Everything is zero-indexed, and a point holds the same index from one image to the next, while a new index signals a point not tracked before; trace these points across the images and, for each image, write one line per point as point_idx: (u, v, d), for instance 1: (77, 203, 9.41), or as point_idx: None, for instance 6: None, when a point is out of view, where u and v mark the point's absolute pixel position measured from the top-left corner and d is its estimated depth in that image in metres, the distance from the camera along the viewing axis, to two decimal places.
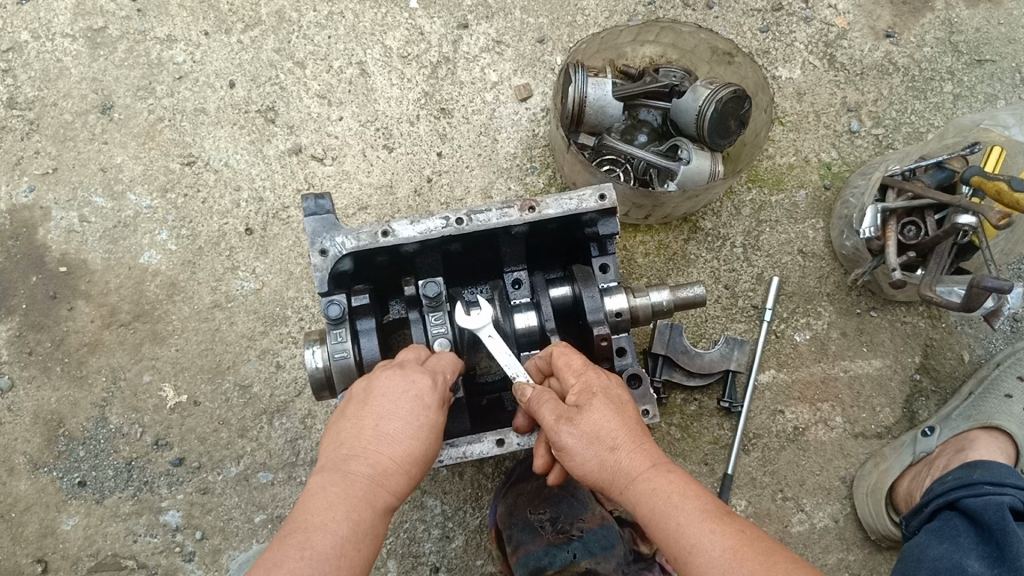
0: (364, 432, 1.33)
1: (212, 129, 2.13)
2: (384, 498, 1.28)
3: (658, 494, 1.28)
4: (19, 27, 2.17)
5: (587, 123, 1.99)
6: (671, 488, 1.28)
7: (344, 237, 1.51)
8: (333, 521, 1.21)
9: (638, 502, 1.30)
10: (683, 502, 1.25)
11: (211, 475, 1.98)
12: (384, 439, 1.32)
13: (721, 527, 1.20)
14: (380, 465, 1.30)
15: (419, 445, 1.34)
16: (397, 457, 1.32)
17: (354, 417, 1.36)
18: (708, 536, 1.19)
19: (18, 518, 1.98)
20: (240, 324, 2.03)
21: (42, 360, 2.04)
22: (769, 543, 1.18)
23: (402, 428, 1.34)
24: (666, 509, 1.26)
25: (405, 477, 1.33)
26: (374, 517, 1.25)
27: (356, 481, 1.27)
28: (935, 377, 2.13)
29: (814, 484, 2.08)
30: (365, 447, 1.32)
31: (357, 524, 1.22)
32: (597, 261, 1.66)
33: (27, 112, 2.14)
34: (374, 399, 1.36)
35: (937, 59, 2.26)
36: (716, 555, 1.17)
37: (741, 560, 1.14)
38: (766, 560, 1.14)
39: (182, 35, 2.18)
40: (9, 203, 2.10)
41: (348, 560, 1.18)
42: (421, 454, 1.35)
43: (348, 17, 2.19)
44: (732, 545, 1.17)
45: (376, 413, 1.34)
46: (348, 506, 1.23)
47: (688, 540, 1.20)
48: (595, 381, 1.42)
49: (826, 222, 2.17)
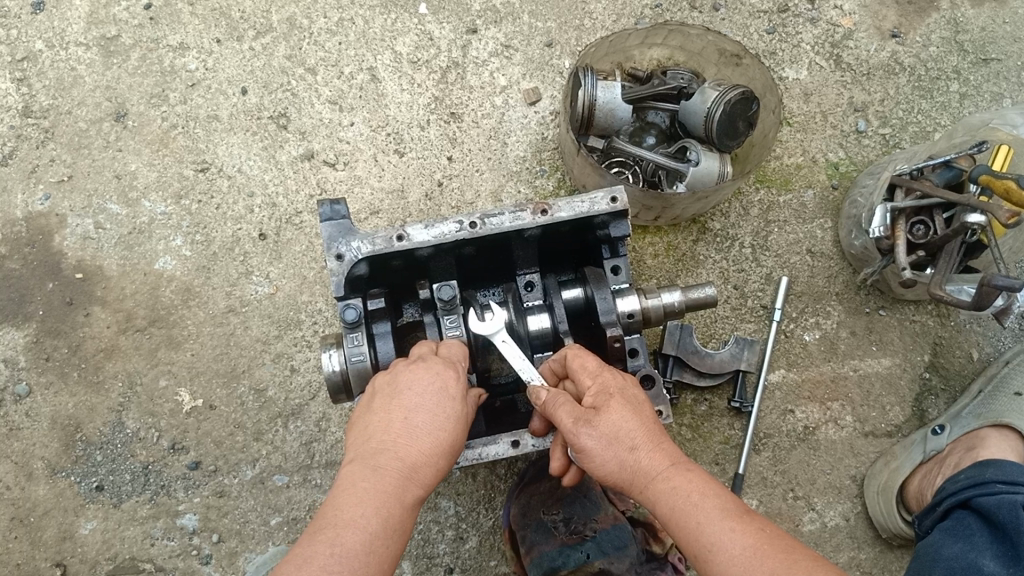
0: (391, 425, 1.35)
1: (225, 135, 2.15)
2: (413, 490, 1.30)
3: (677, 493, 1.30)
4: (33, 36, 2.19)
5: (597, 127, 2.00)
6: (690, 487, 1.30)
7: (360, 242, 1.54)
8: (362, 516, 1.23)
9: (658, 502, 1.31)
10: (702, 501, 1.27)
11: (227, 478, 2.00)
12: (411, 432, 1.34)
13: (740, 525, 1.22)
14: (408, 457, 1.32)
15: (445, 434, 1.36)
16: (425, 448, 1.34)
17: (382, 411, 1.37)
18: (727, 534, 1.21)
19: (37, 522, 2.00)
20: (255, 328, 2.05)
21: (59, 366, 2.06)
22: (787, 540, 1.20)
23: (429, 420, 1.35)
24: (686, 508, 1.27)
25: (434, 468, 1.34)
26: (403, 510, 1.27)
27: (385, 474, 1.29)
28: (944, 375, 2.14)
29: (825, 483, 2.10)
30: (392, 440, 1.33)
31: (387, 518, 1.24)
32: (609, 262, 1.68)
33: (42, 120, 2.16)
34: (402, 394, 1.38)
35: (943, 58, 2.27)
36: (737, 553, 1.18)
37: (760, 559, 1.16)
38: (786, 557, 1.16)
39: (194, 42, 2.20)
40: (26, 211, 2.12)
41: (377, 555, 1.21)
42: (448, 443, 1.36)
43: (359, 24, 2.21)
44: (751, 543, 1.19)
45: (403, 406, 1.36)
46: (377, 500, 1.25)
47: (707, 538, 1.22)
48: (612, 382, 1.44)
49: (835, 222, 2.19)
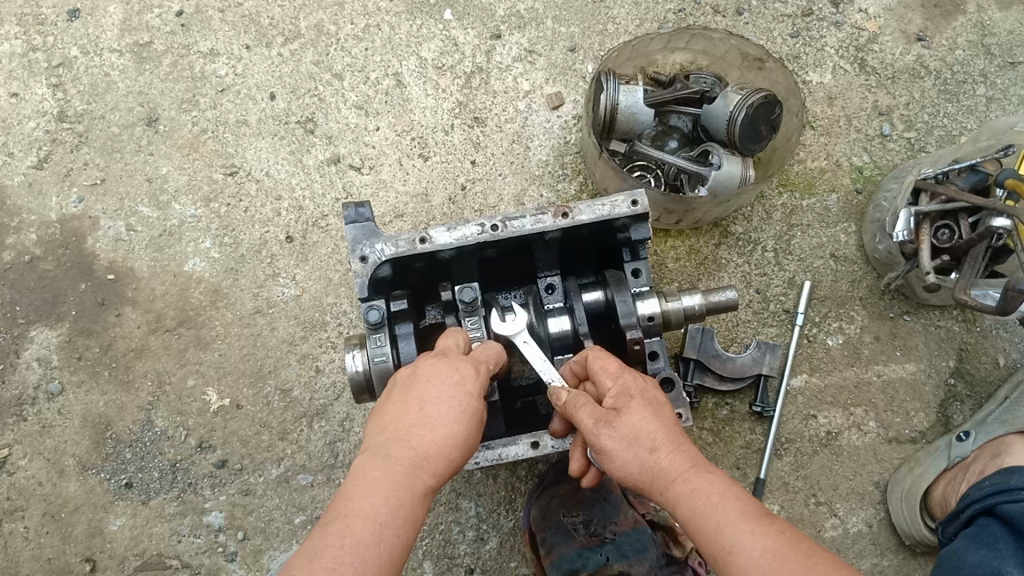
0: (405, 417, 1.37)
1: (253, 139, 2.19)
2: (424, 481, 1.31)
3: (696, 495, 1.30)
4: (69, 43, 2.25)
5: (619, 131, 2.02)
6: (710, 488, 1.30)
7: (384, 244, 1.57)
8: (373, 505, 1.25)
9: (677, 503, 1.32)
10: (722, 503, 1.27)
11: (253, 477, 2.03)
12: (424, 423, 1.36)
13: (760, 528, 1.22)
14: (419, 448, 1.34)
15: (457, 426, 1.37)
16: (437, 440, 1.35)
17: (397, 403, 1.39)
18: (747, 537, 1.21)
19: (68, 518, 2.04)
20: (281, 330, 2.08)
21: (91, 365, 2.10)
22: (808, 543, 1.20)
23: (442, 412, 1.37)
24: (706, 511, 1.27)
25: (446, 460, 1.35)
26: (414, 500, 1.29)
27: (397, 464, 1.31)
28: (970, 381, 2.12)
29: (848, 489, 2.09)
30: (405, 432, 1.35)
31: (398, 507, 1.26)
32: (630, 265, 1.69)
33: (76, 125, 2.21)
34: (417, 387, 1.40)
35: (969, 62, 2.25)
36: (755, 555, 1.19)
37: (779, 562, 1.17)
38: (805, 561, 1.16)
39: (224, 49, 2.25)
40: (60, 214, 2.16)
41: (387, 545, 1.22)
42: (461, 436, 1.38)
43: (385, 30, 2.24)
44: (771, 546, 1.19)
45: (416, 398, 1.38)
46: (388, 489, 1.27)
47: (727, 541, 1.23)
48: (632, 384, 1.45)
49: (858, 226, 2.18)
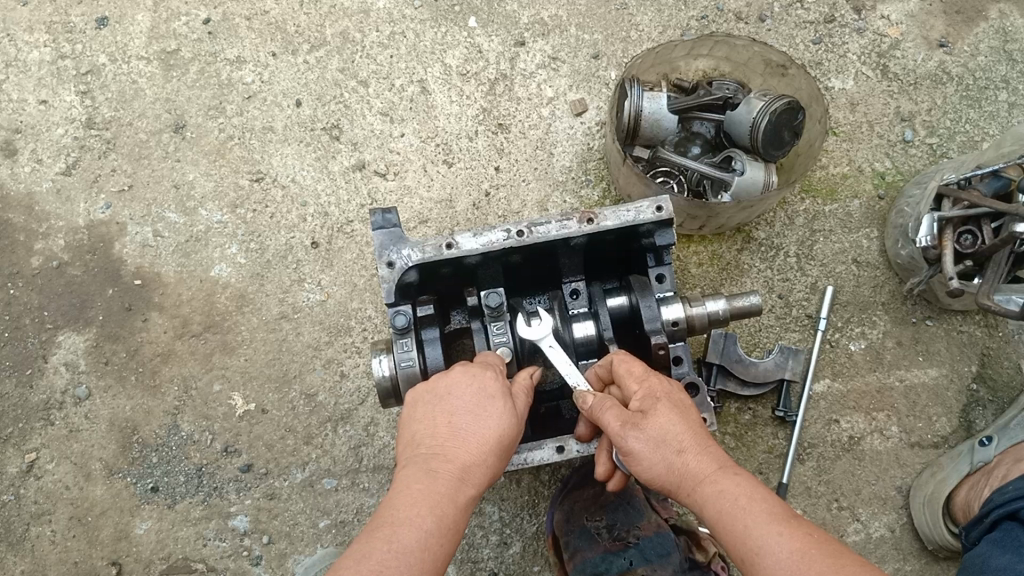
0: (442, 429, 1.39)
1: (280, 146, 2.21)
2: (466, 490, 1.32)
3: (724, 497, 1.30)
4: (97, 50, 2.28)
5: (642, 137, 2.03)
6: (738, 490, 1.30)
7: (410, 250, 1.57)
8: (416, 514, 1.26)
9: (704, 504, 1.32)
10: (749, 505, 1.27)
11: (278, 481, 2.05)
12: (461, 433, 1.37)
13: (788, 529, 1.23)
14: (459, 458, 1.35)
15: (494, 434, 1.38)
16: (474, 447, 1.37)
17: (431, 415, 1.41)
18: (774, 538, 1.22)
19: (94, 521, 2.06)
20: (307, 335, 2.10)
21: (118, 370, 2.12)
22: (835, 546, 1.21)
23: (478, 421, 1.39)
24: (733, 511, 1.28)
25: (486, 468, 1.37)
26: (456, 509, 1.30)
27: (437, 475, 1.32)
28: (992, 386, 2.12)
29: (870, 494, 2.09)
30: (443, 443, 1.37)
31: (441, 515, 1.27)
32: (654, 271, 1.70)
33: (104, 132, 2.24)
34: (454, 397, 1.41)
35: (991, 68, 2.26)
36: (783, 556, 1.19)
37: (806, 563, 1.17)
38: (834, 562, 1.16)
39: (250, 56, 2.26)
40: (87, 219, 2.18)
41: (432, 552, 1.23)
42: (499, 443, 1.39)
43: (410, 37, 2.26)
44: (799, 548, 1.20)
45: (451, 409, 1.40)
46: (430, 499, 1.28)
47: (755, 542, 1.23)
48: (659, 387, 1.46)
49: (881, 231, 2.18)
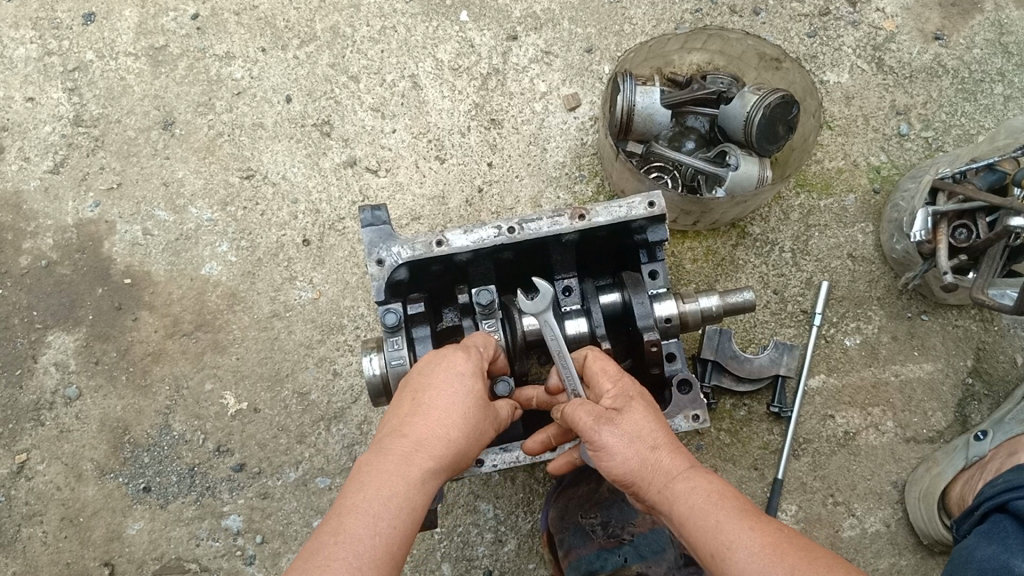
0: (402, 411, 1.38)
1: (270, 142, 2.19)
2: (421, 467, 1.30)
3: (695, 494, 1.29)
4: (84, 47, 2.25)
5: (635, 132, 2.00)
6: (710, 487, 1.29)
7: (400, 247, 1.56)
8: (367, 498, 1.23)
9: (676, 501, 1.30)
10: (721, 501, 1.26)
11: (271, 480, 2.03)
12: (419, 412, 1.36)
13: (759, 524, 1.21)
14: (415, 436, 1.33)
15: (455, 410, 1.36)
16: (432, 426, 1.34)
17: (394, 402, 1.41)
18: (746, 532, 1.20)
19: (86, 522, 2.04)
20: (299, 333, 2.08)
21: (108, 369, 2.10)
22: (806, 541, 1.20)
23: (437, 398, 1.37)
24: (705, 507, 1.26)
25: (445, 443, 1.34)
26: (411, 487, 1.27)
27: (391, 455, 1.30)
28: (987, 381, 2.11)
29: (866, 489, 2.09)
30: (401, 424, 1.35)
31: (393, 497, 1.24)
32: (646, 267, 1.68)
33: (92, 129, 2.21)
34: (413, 381, 1.41)
35: (987, 61, 2.25)
36: (756, 548, 1.17)
37: (778, 557, 1.15)
38: (805, 555, 1.15)
39: (240, 52, 2.24)
40: (76, 218, 2.16)
41: (385, 534, 1.20)
42: (460, 418, 1.37)
43: (401, 32, 2.24)
44: (770, 541, 1.18)
45: (412, 392, 1.39)
46: (382, 481, 1.26)
47: (726, 536, 1.21)
48: (633, 387, 1.45)
49: (876, 226, 2.18)
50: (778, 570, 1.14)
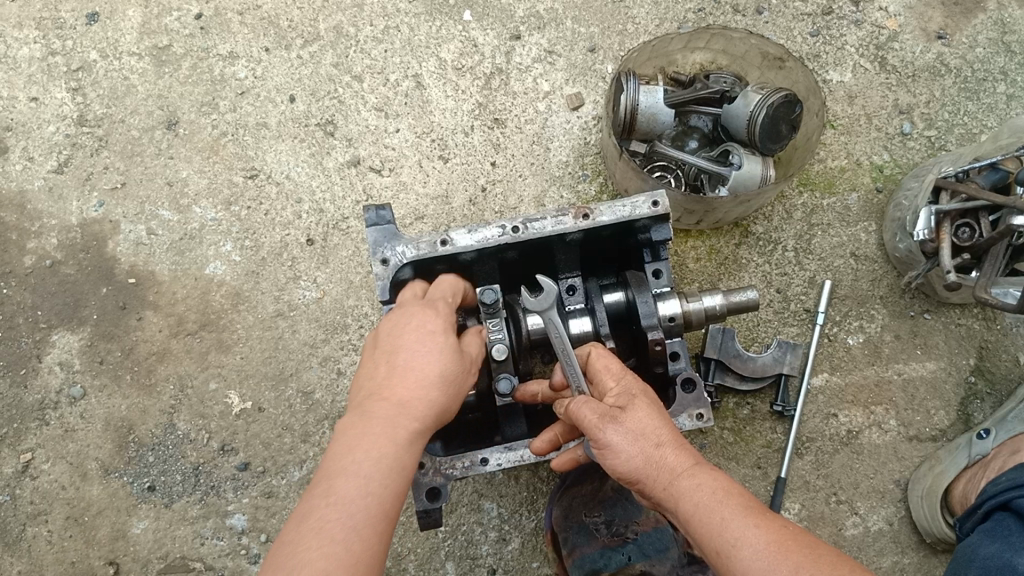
0: (379, 371, 1.37)
1: (274, 142, 2.19)
2: (406, 427, 1.30)
3: (701, 490, 1.29)
4: (88, 46, 2.25)
5: (639, 131, 2.01)
6: (715, 484, 1.30)
7: (404, 246, 1.56)
8: (355, 463, 1.23)
9: (681, 498, 1.30)
10: (726, 498, 1.26)
11: (275, 479, 2.04)
12: (396, 371, 1.35)
13: (765, 522, 1.21)
14: (396, 395, 1.32)
15: (434, 366, 1.36)
16: (413, 383, 1.34)
17: (370, 362, 1.40)
18: (751, 530, 1.20)
19: (91, 521, 2.05)
20: (303, 333, 2.09)
21: (113, 369, 2.11)
22: (811, 538, 1.20)
23: (413, 354, 1.37)
24: (711, 504, 1.26)
25: (428, 401, 1.34)
26: (397, 448, 1.27)
27: (374, 417, 1.29)
28: (990, 379, 2.12)
29: (868, 487, 2.09)
30: (379, 385, 1.34)
31: (381, 458, 1.24)
32: (650, 266, 1.68)
33: (96, 129, 2.22)
34: (388, 341, 1.40)
35: (990, 60, 2.25)
36: (761, 547, 1.18)
37: (784, 554, 1.16)
38: (810, 553, 1.16)
39: (243, 51, 2.24)
40: (80, 218, 2.16)
41: (376, 497, 1.20)
42: (440, 375, 1.36)
43: (404, 31, 2.24)
44: (775, 540, 1.18)
45: (388, 351, 1.38)
46: (368, 445, 1.25)
47: (731, 534, 1.21)
48: (635, 385, 1.45)
49: (879, 225, 2.18)
50: (783, 568, 1.14)
